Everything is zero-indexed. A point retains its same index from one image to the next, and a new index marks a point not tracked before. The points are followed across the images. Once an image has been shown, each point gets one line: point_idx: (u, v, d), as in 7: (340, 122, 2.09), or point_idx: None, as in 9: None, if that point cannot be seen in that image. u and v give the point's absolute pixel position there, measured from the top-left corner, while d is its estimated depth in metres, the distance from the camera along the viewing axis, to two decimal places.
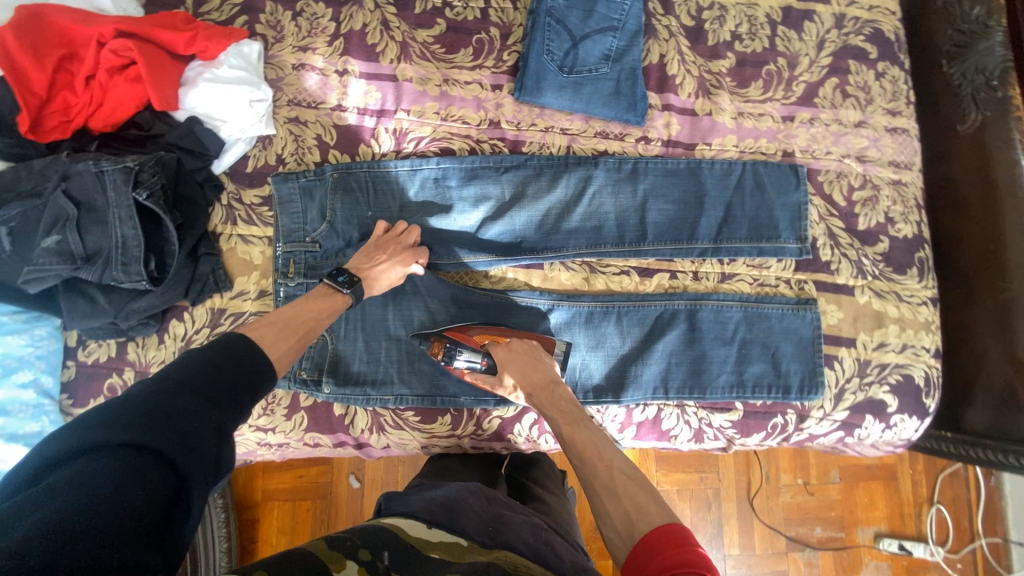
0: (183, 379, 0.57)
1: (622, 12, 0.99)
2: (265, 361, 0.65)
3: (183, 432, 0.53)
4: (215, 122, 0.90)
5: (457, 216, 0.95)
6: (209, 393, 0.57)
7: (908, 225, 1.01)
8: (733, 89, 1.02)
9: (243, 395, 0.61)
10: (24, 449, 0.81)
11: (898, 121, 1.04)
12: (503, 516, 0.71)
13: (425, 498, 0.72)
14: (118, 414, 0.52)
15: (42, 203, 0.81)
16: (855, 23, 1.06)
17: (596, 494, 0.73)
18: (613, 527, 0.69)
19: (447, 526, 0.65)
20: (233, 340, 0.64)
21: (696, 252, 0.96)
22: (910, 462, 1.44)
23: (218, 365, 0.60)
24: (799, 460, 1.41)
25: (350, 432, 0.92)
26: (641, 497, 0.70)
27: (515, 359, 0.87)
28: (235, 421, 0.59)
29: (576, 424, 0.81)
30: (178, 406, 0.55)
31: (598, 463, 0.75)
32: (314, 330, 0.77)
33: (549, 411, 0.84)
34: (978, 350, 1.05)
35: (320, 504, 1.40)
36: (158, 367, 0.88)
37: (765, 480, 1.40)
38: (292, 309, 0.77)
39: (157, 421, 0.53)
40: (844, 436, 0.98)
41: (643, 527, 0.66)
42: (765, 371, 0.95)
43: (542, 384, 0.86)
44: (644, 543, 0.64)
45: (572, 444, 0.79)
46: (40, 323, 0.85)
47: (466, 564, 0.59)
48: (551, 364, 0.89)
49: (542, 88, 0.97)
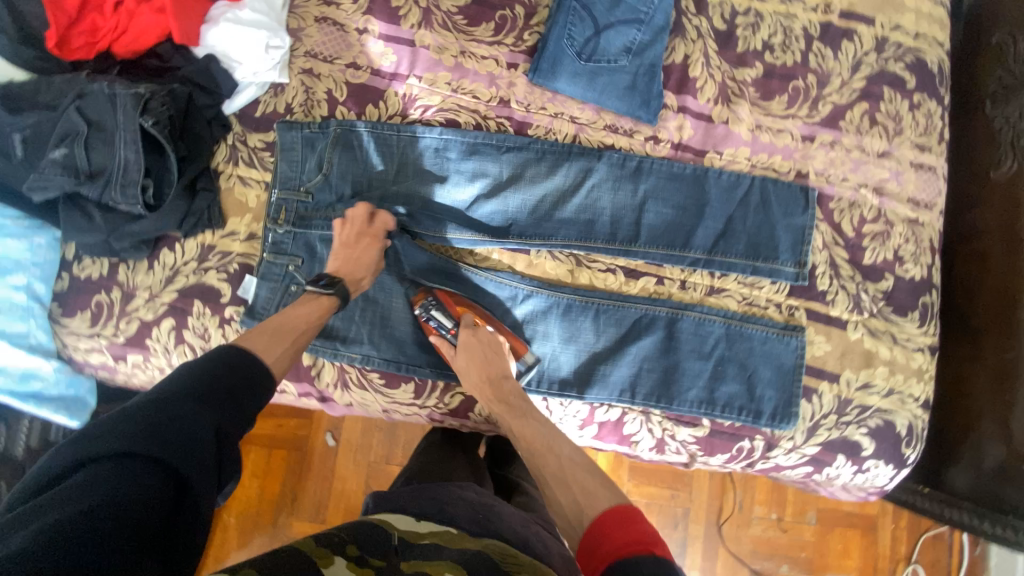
0: (181, 391, 0.60)
1: (651, 5, 0.96)
2: (260, 368, 0.68)
3: (182, 438, 0.56)
4: (232, 63, 0.92)
5: (452, 189, 0.95)
6: (206, 401, 0.60)
7: (918, 266, 0.96)
8: (755, 100, 0.99)
9: (240, 402, 0.64)
10: (7, 345, 0.86)
11: (925, 157, 0.99)
12: (493, 507, 0.76)
13: (418, 494, 0.77)
14: (116, 427, 0.55)
15: (55, 116, 0.83)
16: (896, 48, 1.01)
17: (547, 484, 0.74)
18: (564, 515, 0.70)
19: (436, 518, 0.69)
20: (228, 352, 0.68)
21: (687, 261, 0.94)
22: (892, 517, 1.38)
23: (214, 376, 0.63)
24: (776, 495, 1.37)
25: (315, 383, 0.93)
26: (590, 485, 0.71)
27: (480, 347, 0.86)
28: (234, 428, 0.62)
29: (525, 418, 0.83)
30: (176, 415, 0.57)
31: (547, 452, 0.78)
32: (305, 335, 0.79)
33: (495, 404, 0.85)
34: (972, 410, 1.00)
35: (295, 456, 1.44)
36: (144, 292, 0.91)
37: (737, 508, 1.37)
38: (280, 316, 0.79)
39: (154, 431, 0.55)
40: (812, 473, 0.95)
41: (590, 513, 0.67)
42: (738, 392, 0.92)
43: (495, 376, 0.86)
44: (593, 527, 0.65)
45: (518, 436, 0.82)
46: (40, 232, 0.89)
47: (454, 550, 0.61)
48: (507, 363, 0.87)
49: (557, 72, 0.96)
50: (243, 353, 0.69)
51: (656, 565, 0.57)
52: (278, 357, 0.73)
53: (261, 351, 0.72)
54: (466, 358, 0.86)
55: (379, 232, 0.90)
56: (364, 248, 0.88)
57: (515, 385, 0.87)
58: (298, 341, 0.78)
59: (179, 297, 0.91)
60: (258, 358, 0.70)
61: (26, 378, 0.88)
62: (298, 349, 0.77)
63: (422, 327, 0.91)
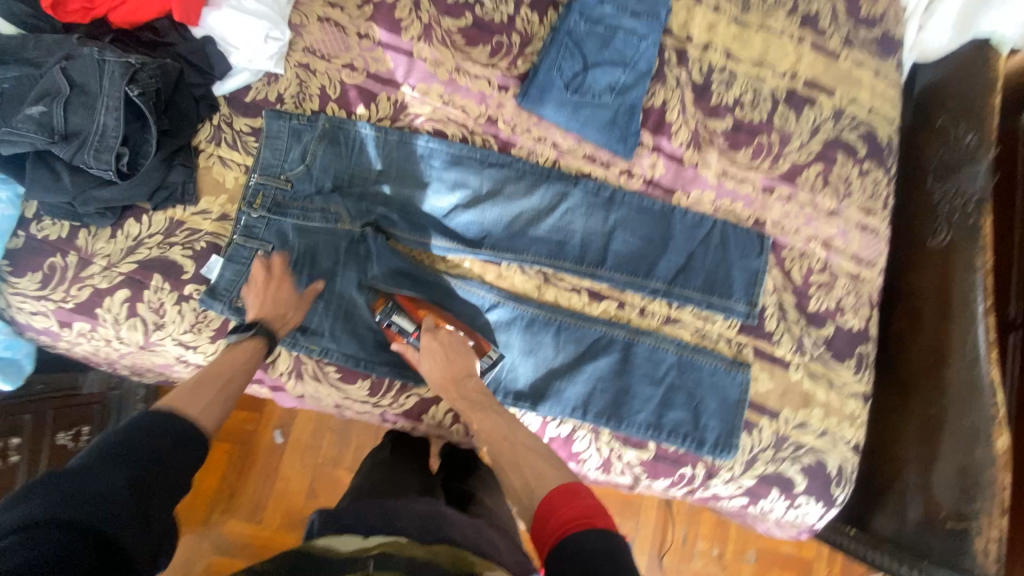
0: (97, 456, 0.60)
1: (636, 51, 1.04)
2: (181, 420, 0.69)
3: (95, 496, 0.55)
4: (229, 47, 0.94)
5: (432, 195, 0.98)
6: (125, 460, 0.60)
7: (856, 318, 1.04)
8: (724, 149, 1.07)
9: (163, 458, 0.64)
10: None
11: (870, 220, 1.08)
12: (443, 513, 0.74)
13: (363, 507, 0.74)
14: (24, 499, 0.53)
15: (38, 74, 0.84)
16: (850, 120, 1.11)
17: (503, 471, 0.78)
18: (517, 496, 0.73)
19: (383, 530, 0.68)
20: (149, 412, 0.68)
21: (648, 289, 0.99)
22: (827, 562, 1.42)
23: (135, 435, 0.64)
24: (719, 531, 1.40)
25: (268, 370, 0.92)
26: (541, 468, 0.74)
27: (438, 349, 0.87)
28: (157, 482, 0.61)
29: (485, 412, 0.85)
30: (91, 477, 0.57)
31: (501, 440, 0.81)
32: (233, 382, 0.80)
33: (460, 403, 0.86)
34: (900, 458, 1.07)
35: (238, 450, 1.40)
36: (101, 259, 0.89)
37: (681, 542, 1.39)
38: (205, 370, 0.79)
39: (67, 493, 0.54)
40: (747, 505, 0.98)
41: (540, 492, 0.71)
42: (683, 420, 0.96)
43: (457, 378, 0.87)
44: (543, 506, 0.67)
45: (481, 431, 0.84)
46: (1, 186, 0.86)
47: (403, 559, 0.62)
48: (472, 360, 0.89)
49: (545, 100, 1.02)
50: (166, 411, 0.69)
51: (599, 540, 0.59)
52: (206, 409, 0.74)
53: (185, 405, 0.72)
54: (426, 360, 0.87)
55: (283, 275, 0.89)
56: (278, 288, 0.88)
57: (478, 384, 0.89)
58: (226, 389, 0.78)
59: (138, 269, 0.89)
60: (184, 414, 0.70)
61: None
62: (227, 398, 0.78)
63: (387, 333, 0.91)
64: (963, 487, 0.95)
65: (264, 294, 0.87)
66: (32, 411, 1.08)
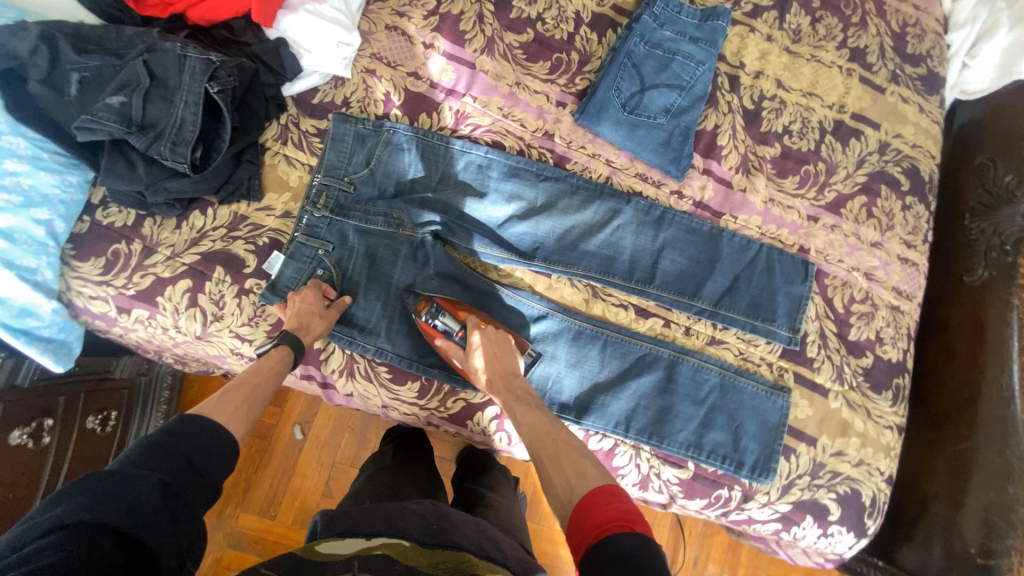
0: (132, 458, 0.61)
1: (693, 75, 1.06)
2: (212, 427, 0.70)
3: (126, 497, 0.56)
4: (300, 50, 0.97)
5: (488, 205, 1.00)
6: (156, 464, 0.62)
7: (895, 349, 1.05)
8: (772, 176, 1.09)
9: (195, 461, 0.65)
10: (12, 277, 0.82)
11: (911, 253, 1.10)
12: (448, 516, 0.77)
13: (367, 508, 0.74)
14: (65, 500, 0.55)
15: (119, 64, 0.85)
16: (895, 154, 1.14)
17: (542, 464, 0.78)
18: (555, 493, 0.73)
19: (387, 531, 0.70)
20: (181, 416, 0.69)
21: (694, 309, 1.01)
22: None
23: (165, 439, 0.65)
24: (730, 554, 1.41)
25: (320, 367, 0.93)
26: (581, 466, 0.75)
27: (486, 344, 0.89)
28: (188, 485, 0.62)
29: (528, 406, 0.85)
30: (124, 478, 0.58)
31: (546, 436, 0.81)
32: (262, 390, 0.80)
33: (504, 396, 0.86)
34: (928, 493, 1.07)
35: (259, 443, 1.41)
36: (165, 249, 0.91)
37: (691, 562, 1.40)
38: (236, 377, 0.80)
39: (101, 495, 0.56)
40: (781, 530, 0.99)
41: (580, 490, 0.71)
42: (723, 441, 0.97)
43: (502, 372, 0.88)
44: (583, 503, 0.68)
45: (522, 424, 0.83)
46: (74, 171, 0.88)
47: (406, 564, 0.64)
48: (516, 360, 0.90)
49: (602, 118, 1.04)
50: (197, 416, 0.70)
51: (637, 545, 0.60)
52: (234, 414, 0.75)
53: (213, 411, 0.73)
54: (473, 359, 0.88)
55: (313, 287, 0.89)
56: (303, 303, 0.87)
57: (524, 383, 0.89)
58: (255, 394, 0.79)
59: (201, 261, 0.91)
60: (217, 421, 0.71)
61: (23, 314, 0.85)
62: (256, 402, 0.79)
63: (426, 331, 0.92)
64: (989, 523, 0.95)
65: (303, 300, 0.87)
66: (66, 393, 1.09)
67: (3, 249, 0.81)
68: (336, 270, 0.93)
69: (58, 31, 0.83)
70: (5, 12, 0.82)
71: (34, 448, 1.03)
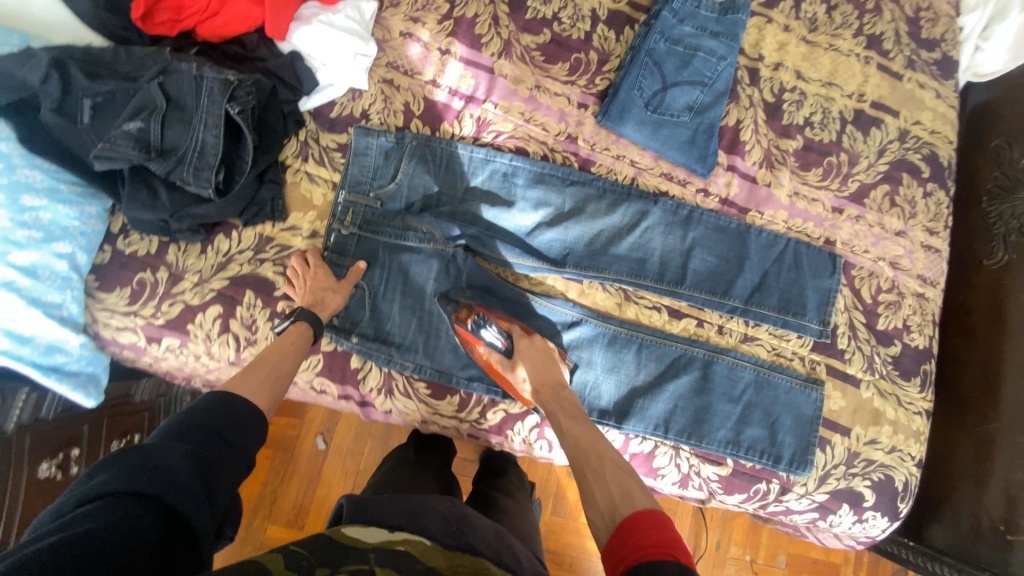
0: (162, 433, 0.60)
1: (715, 71, 1.04)
2: (240, 401, 0.68)
3: (160, 465, 0.55)
4: (316, 63, 0.94)
5: (516, 213, 0.99)
6: (185, 436, 0.60)
7: (921, 336, 1.06)
8: (795, 169, 1.09)
9: (225, 435, 0.63)
10: (42, 316, 0.79)
11: (934, 240, 1.10)
12: (467, 518, 0.75)
13: (389, 501, 0.73)
14: (100, 472, 0.54)
15: (132, 88, 0.81)
16: (915, 141, 1.14)
17: (585, 479, 0.77)
18: (597, 508, 0.72)
19: (408, 528, 0.68)
20: (210, 394, 0.67)
21: (726, 308, 1.01)
22: (854, 565, 1.40)
23: (194, 416, 0.63)
24: (751, 536, 1.41)
25: (358, 387, 0.93)
26: (628, 487, 0.73)
27: (533, 353, 0.90)
28: (220, 457, 0.61)
29: (574, 419, 0.85)
30: (154, 451, 0.56)
31: (591, 452, 0.80)
32: (285, 368, 0.78)
33: (551, 406, 0.86)
34: (954, 473, 1.09)
35: (281, 457, 1.38)
36: (192, 276, 0.89)
37: (714, 547, 1.40)
38: (257, 355, 0.78)
39: (131, 467, 0.54)
40: (817, 519, 1.01)
41: (624, 511, 0.70)
42: (761, 436, 0.98)
43: (550, 384, 0.88)
44: (625, 523, 0.67)
45: (567, 436, 0.83)
46: (92, 201, 0.85)
47: (427, 560, 0.62)
48: (562, 371, 0.91)
49: (625, 118, 1.02)
50: (225, 392, 0.68)
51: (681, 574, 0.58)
52: (259, 388, 0.73)
53: (239, 386, 0.71)
54: (517, 368, 0.89)
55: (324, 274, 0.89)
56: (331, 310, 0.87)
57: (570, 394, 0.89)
58: (279, 370, 0.77)
59: (229, 285, 0.89)
60: (245, 397, 0.69)
61: (51, 351, 0.81)
62: (280, 378, 0.77)
63: (467, 340, 0.91)
64: (1010, 498, 0.99)
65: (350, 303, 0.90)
66: (88, 421, 1.01)
67: (27, 287, 0.78)
68: (371, 288, 0.93)
69: (68, 57, 0.79)
70: (9, 37, 0.78)
71: (62, 480, 0.97)
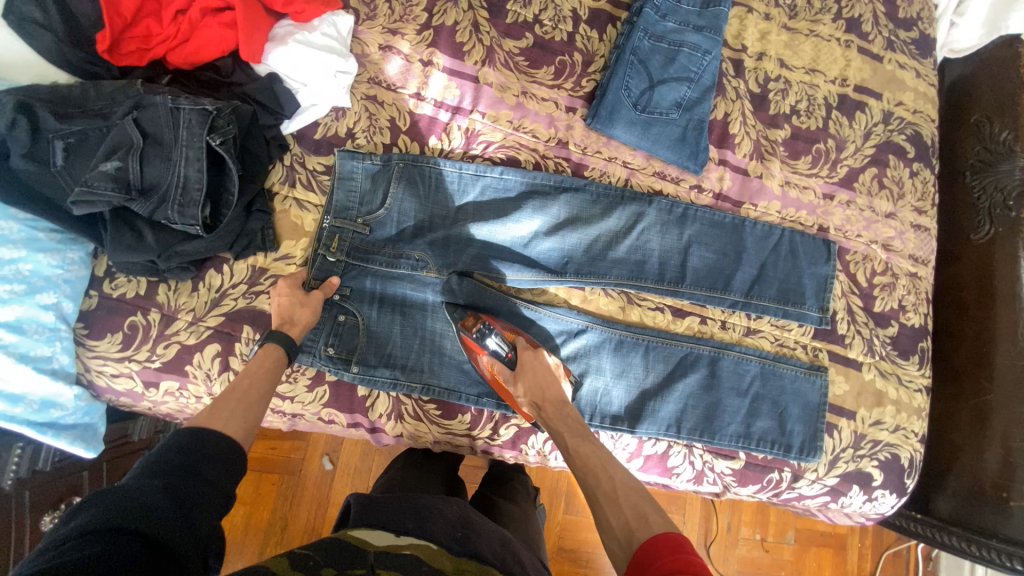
0: (136, 473, 0.57)
1: (700, 66, 1.04)
2: (216, 434, 0.66)
3: (138, 503, 0.52)
4: (295, 84, 0.91)
5: (512, 225, 0.97)
6: (159, 474, 0.57)
7: (917, 315, 1.08)
8: (785, 159, 1.09)
9: (201, 471, 0.61)
10: (32, 372, 0.77)
11: (923, 220, 1.12)
12: (472, 524, 0.73)
13: (396, 505, 0.72)
14: (78, 515, 0.51)
15: (105, 125, 0.78)
16: (899, 122, 1.15)
17: (597, 503, 0.77)
18: (614, 535, 0.72)
19: (415, 532, 0.67)
20: (183, 431, 0.65)
21: (728, 303, 1.02)
22: (860, 534, 1.43)
23: (167, 454, 0.60)
24: (760, 515, 1.40)
25: (367, 414, 0.92)
26: (643, 510, 0.74)
27: (533, 370, 0.87)
28: (197, 492, 0.58)
29: (583, 438, 0.84)
30: (132, 488, 0.54)
31: (600, 471, 0.80)
32: (260, 397, 0.76)
33: (555, 423, 0.86)
34: (956, 443, 1.09)
35: (288, 480, 1.31)
36: (185, 315, 0.86)
37: (725, 529, 1.39)
38: (228, 385, 0.75)
39: (109, 503, 0.51)
40: (829, 501, 1.03)
41: (641, 536, 0.70)
42: (770, 427, 0.99)
43: (553, 400, 0.87)
44: (645, 547, 0.67)
45: (577, 455, 0.83)
46: (73, 246, 0.82)
47: (432, 564, 0.61)
48: (564, 389, 0.89)
49: (615, 120, 1.01)
50: (197, 428, 0.66)
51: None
52: (233, 420, 0.70)
53: (212, 419, 0.69)
54: (517, 383, 0.86)
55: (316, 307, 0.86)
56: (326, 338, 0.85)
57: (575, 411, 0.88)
58: (252, 396, 0.75)
59: (225, 321, 0.87)
60: (217, 431, 0.67)
61: (45, 407, 0.79)
62: (254, 406, 0.74)
63: (472, 347, 0.90)
64: (1009, 463, 0.99)
65: (343, 338, 0.91)
66: (88, 467, 0.98)
67: (13, 343, 0.76)
68: (361, 315, 0.92)
69: (35, 98, 0.75)
70: None
71: None
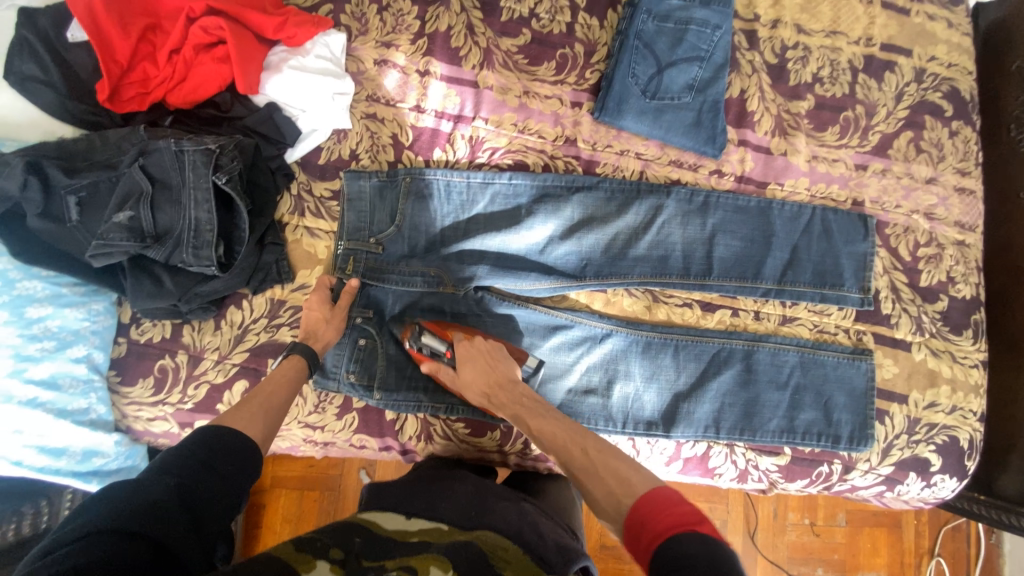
0: (155, 465, 0.56)
1: (711, 43, 0.98)
2: (234, 435, 0.63)
3: (147, 503, 0.51)
4: (294, 111, 0.90)
5: (525, 232, 0.94)
6: (174, 470, 0.56)
7: (967, 286, 1.01)
8: (811, 131, 1.02)
9: (216, 469, 0.58)
10: (72, 426, 0.79)
11: (966, 181, 1.04)
12: (486, 502, 0.69)
13: (408, 490, 0.72)
14: (88, 508, 0.51)
15: (115, 176, 0.78)
16: (933, 79, 1.06)
17: (578, 479, 0.70)
18: (600, 509, 0.65)
19: (425, 515, 0.65)
20: (206, 427, 0.63)
21: (760, 292, 0.96)
22: (915, 511, 1.36)
23: (188, 449, 0.59)
24: (807, 499, 1.34)
25: (397, 437, 0.92)
26: (622, 473, 0.66)
27: (474, 358, 0.85)
28: (209, 490, 0.56)
29: (540, 416, 0.79)
30: (143, 484, 0.53)
31: (572, 444, 0.73)
32: (276, 401, 0.74)
33: (510, 409, 0.82)
34: (1017, 417, 0.99)
35: (328, 496, 1.31)
36: (212, 353, 0.87)
37: (772, 516, 1.33)
38: (254, 387, 0.75)
39: (120, 501, 0.51)
40: (884, 490, 0.97)
41: (627, 501, 0.63)
42: (815, 418, 0.95)
43: (499, 385, 0.83)
44: (633, 513, 0.60)
45: (540, 435, 0.77)
46: (97, 298, 0.83)
47: (442, 544, 0.58)
48: (512, 367, 0.86)
49: (624, 110, 0.97)
50: (218, 426, 0.64)
51: (701, 545, 0.52)
52: (252, 422, 0.68)
53: (230, 419, 0.67)
54: (462, 375, 0.84)
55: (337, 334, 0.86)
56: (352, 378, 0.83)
57: (526, 387, 0.84)
58: (271, 399, 0.73)
59: (250, 357, 0.87)
60: (236, 428, 0.65)
61: (88, 456, 0.81)
62: (271, 409, 0.72)
63: (414, 355, 0.88)
64: None
65: (368, 363, 0.90)
66: None
67: (51, 399, 0.78)
68: (380, 340, 0.91)
69: (43, 157, 0.76)
70: None
71: None
